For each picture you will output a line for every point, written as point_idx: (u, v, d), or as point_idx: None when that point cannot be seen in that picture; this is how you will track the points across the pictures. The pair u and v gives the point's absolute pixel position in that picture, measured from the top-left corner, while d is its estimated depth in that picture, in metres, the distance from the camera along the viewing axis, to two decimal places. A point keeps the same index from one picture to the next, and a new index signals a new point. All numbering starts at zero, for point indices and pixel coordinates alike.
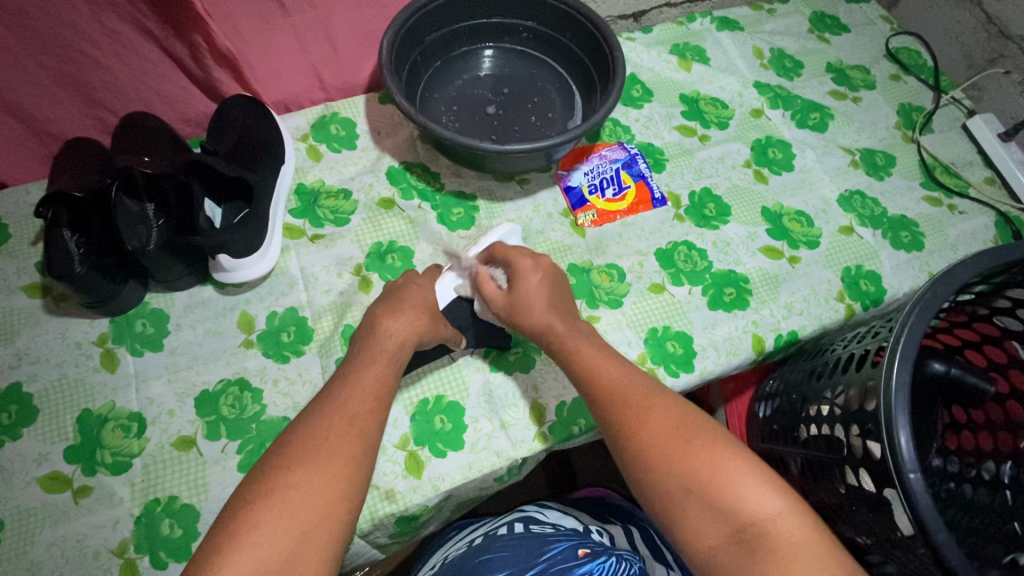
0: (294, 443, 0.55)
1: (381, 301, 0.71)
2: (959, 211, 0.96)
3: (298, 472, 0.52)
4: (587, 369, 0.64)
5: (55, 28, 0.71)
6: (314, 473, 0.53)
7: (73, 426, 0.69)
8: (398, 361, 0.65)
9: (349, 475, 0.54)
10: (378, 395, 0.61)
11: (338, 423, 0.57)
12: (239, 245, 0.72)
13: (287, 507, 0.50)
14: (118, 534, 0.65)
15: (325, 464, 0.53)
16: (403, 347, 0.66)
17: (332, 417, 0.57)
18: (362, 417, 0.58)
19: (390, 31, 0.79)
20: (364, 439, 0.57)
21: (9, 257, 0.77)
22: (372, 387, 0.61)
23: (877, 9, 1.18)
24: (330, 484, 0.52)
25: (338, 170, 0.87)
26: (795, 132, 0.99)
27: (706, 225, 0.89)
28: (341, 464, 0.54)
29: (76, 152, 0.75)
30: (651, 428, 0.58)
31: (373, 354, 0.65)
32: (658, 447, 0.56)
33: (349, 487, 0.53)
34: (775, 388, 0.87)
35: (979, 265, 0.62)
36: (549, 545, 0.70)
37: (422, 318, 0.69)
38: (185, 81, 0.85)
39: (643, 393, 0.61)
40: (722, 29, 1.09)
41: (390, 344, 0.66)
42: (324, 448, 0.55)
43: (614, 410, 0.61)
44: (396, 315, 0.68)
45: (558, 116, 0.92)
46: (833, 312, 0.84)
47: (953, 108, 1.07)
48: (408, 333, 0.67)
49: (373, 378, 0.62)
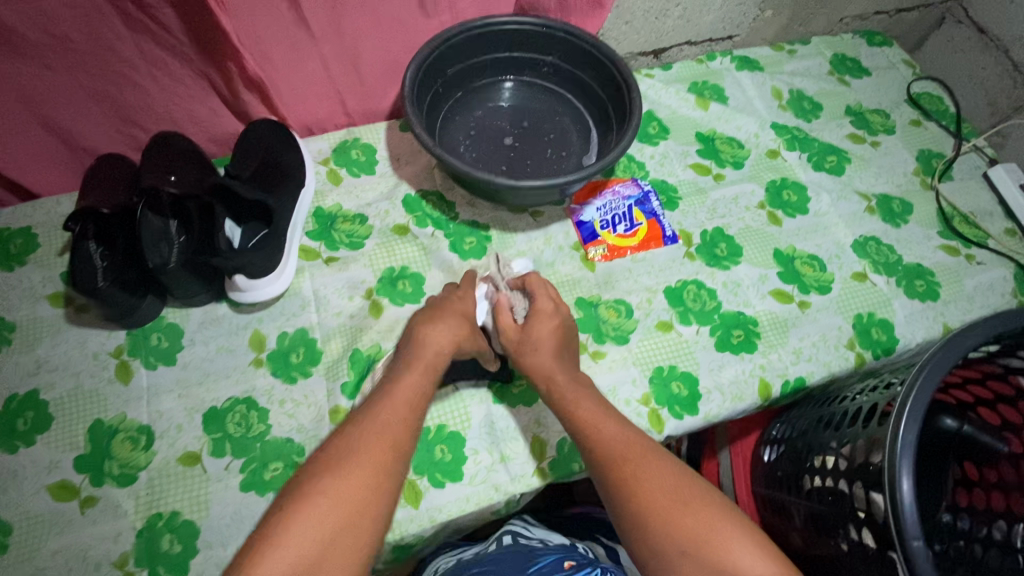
0: (335, 446, 0.60)
1: (424, 311, 0.75)
2: (977, 262, 0.94)
3: (334, 473, 0.57)
4: (591, 426, 0.66)
5: (96, 50, 0.74)
6: (350, 475, 0.57)
7: (84, 436, 0.71)
8: (436, 368, 0.69)
9: (380, 478, 0.58)
10: (412, 406, 0.65)
11: (372, 430, 0.61)
12: (257, 265, 0.74)
13: (324, 504, 0.55)
14: (121, 546, 0.66)
15: (358, 467, 0.58)
16: (441, 355, 0.70)
17: (369, 423, 0.62)
18: (394, 427, 0.62)
19: (414, 64, 0.81)
20: (396, 447, 0.61)
21: (35, 267, 0.80)
22: (409, 394, 0.65)
23: (900, 53, 1.18)
24: (361, 486, 0.57)
25: (356, 195, 0.89)
26: (811, 175, 0.99)
27: (717, 265, 0.89)
28: (373, 469, 0.58)
29: (108, 167, 0.78)
30: (650, 489, 0.60)
31: (414, 362, 0.69)
32: (656, 508, 0.58)
33: (379, 489, 0.58)
34: (782, 433, 0.86)
35: (991, 328, 0.62)
36: (536, 558, 0.71)
37: (462, 326, 0.72)
38: (215, 103, 0.88)
39: (640, 453, 0.63)
40: (742, 69, 1.10)
41: (429, 353, 0.69)
42: (357, 453, 0.59)
43: (612, 469, 0.62)
44: (436, 323, 0.72)
45: (574, 150, 0.94)
46: (842, 360, 0.83)
47: (975, 156, 1.06)
48: (448, 340, 0.71)
49: (408, 388, 0.66)
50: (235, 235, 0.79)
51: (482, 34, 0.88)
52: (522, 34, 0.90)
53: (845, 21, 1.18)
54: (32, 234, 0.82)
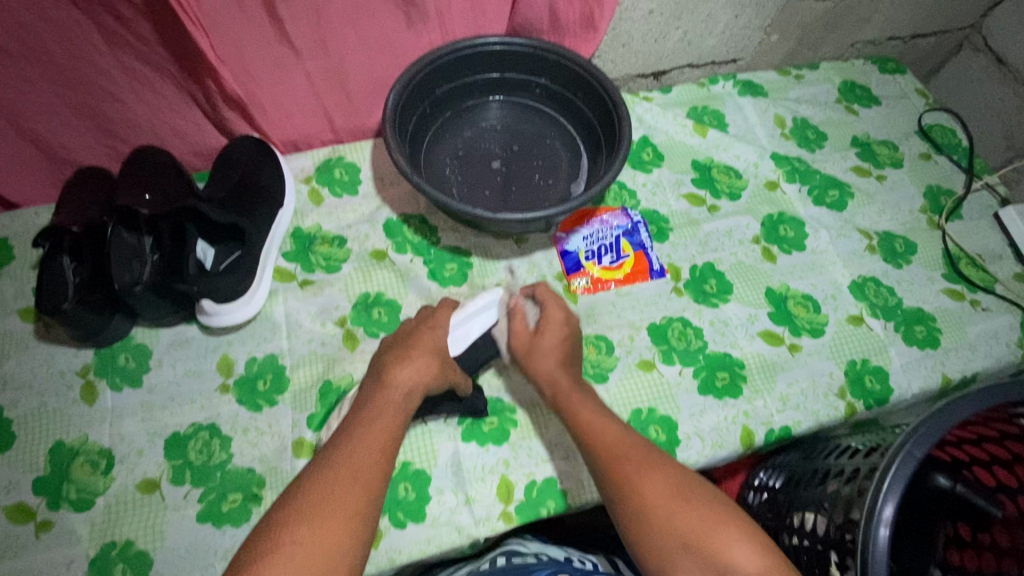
0: (298, 498, 0.55)
1: (394, 347, 0.70)
2: (982, 307, 0.90)
3: (303, 528, 0.52)
4: (587, 429, 0.65)
5: (74, 63, 0.72)
6: (319, 526, 0.52)
7: (45, 457, 0.70)
8: (406, 412, 0.64)
9: (353, 529, 0.53)
10: (384, 449, 0.60)
11: (343, 477, 0.56)
12: (224, 290, 0.73)
13: (292, 562, 0.49)
14: (72, 574, 0.65)
15: (329, 517, 0.53)
16: (410, 396, 0.65)
17: (340, 467, 0.57)
18: (367, 471, 0.57)
19: (398, 85, 0.79)
20: (369, 494, 0.56)
21: (9, 280, 0.79)
22: (379, 438, 0.60)
23: (913, 82, 1.13)
24: (334, 538, 0.52)
25: (337, 216, 0.87)
26: (810, 210, 0.95)
27: (705, 302, 0.86)
28: (347, 519, 0.53)
29: (86, 182, 0.78)
30: (647, 488, 0.59)
31: (381, 403, 0.64)
32: (653, 506, 0.58)
33: (353, 541, 0.53)
34: (767, 481, 0.83)
35: (977, 403, 0.59)
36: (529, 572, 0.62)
37: (432, 364, 0.68)
38: (198, 117, 0.86)
39: (637, 454, 0.62)
40: (745, 94, 1.06)
41: (397, 394, 0.65)
42: (328, 503, 0.54)
43: (608, 469, 0.62)
44: (406, 363, 0.67)
45: (563, 176, 0.91)
46: (832, 409, 0.80)
47: (986, 194, 1.01)
48: (416, 382, 0.66)
49: (380, 428, 0.61)
50: (207, 256, 0.78)
51: (472, 54, 0.86)
52: (513, 55, 0.88)
53: (857, 46, 1.13)
54: (8, 245, 0.82)
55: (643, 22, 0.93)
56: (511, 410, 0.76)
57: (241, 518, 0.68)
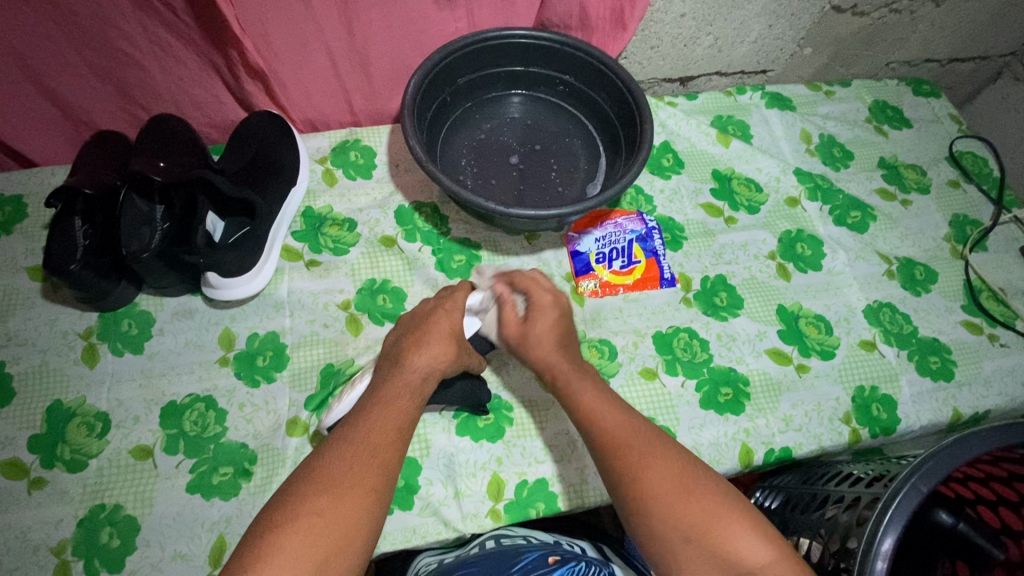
0: (317, 470, 0.54)
1: (407, 334, 0.68)
2: (1001, 343, 0.87)
3: (320, 500, 0.51)
4: (590, 413, 0.63)
5: (100, 26, 0.72)
6: (336, 501, 0.52)
7: (42, 415, 0.70)
8: (422, 396, 0.63)
9: (369, 507, 0.53)
10: (400, 430, 0.59)
11: (360, 454, 0.55)
12: (229, 264, 0.73)
13: (307, 537, 0.49)
14: (60, 534, 0.65)
15: (345, 493, 0.52)
16: (427, 381, 0.64)
17: (357, 445, 0.56)
18: (383, 451, 0.56)
19: (420, 72, 0.78)
20: (384, 473, 0.55)
21: (21, 238, 0.80)
22: (395, 419, 0.59)
23: (947, 106, 1.10)
24: (351, 514, 0.51)
25: (349, 198, 0.87)
26: (830, 229, 0.93)
27: (713, 315, 0.84)
28: (362, 496, 0.53)
29: (103, 145, 0.78)
30: (651, 475, 0.57)
31: (399, 384, 0.63)
32: (659, 493, 0.56)
33: (367, 518, 0.52)
34: (761, 501, 0.81)
35: (991, 441, 0.58)
36: (519, 556, 0.62)
37: (449, 349, 0.66)
38: (218, 89, 0.86)
39: (641, 440, 0.60)
40: (772, 106, 1.04)
41: (414, 378, 0.63)
42: (345, 479, 0.53)
43: (611, 456, 0.59)
44: (421, 349, 0.65)
45: (580, 176, 0.90)
46: (835, 434, 0.78)
47: (1014, 227, 0.98)
48: (431, 365, 0.65)
49: (397, 409, 0.60)
50: (217, 229, 0.79)
51: (497, 46, 0.85)
52: (539, 50, 0.86)
53: (891, 66, 1.11)
54: (24, 203, 0.83)
55: (674, 25, 0.91)
56: (507, 408, 0.76)
57: (231, 491, 0.68)
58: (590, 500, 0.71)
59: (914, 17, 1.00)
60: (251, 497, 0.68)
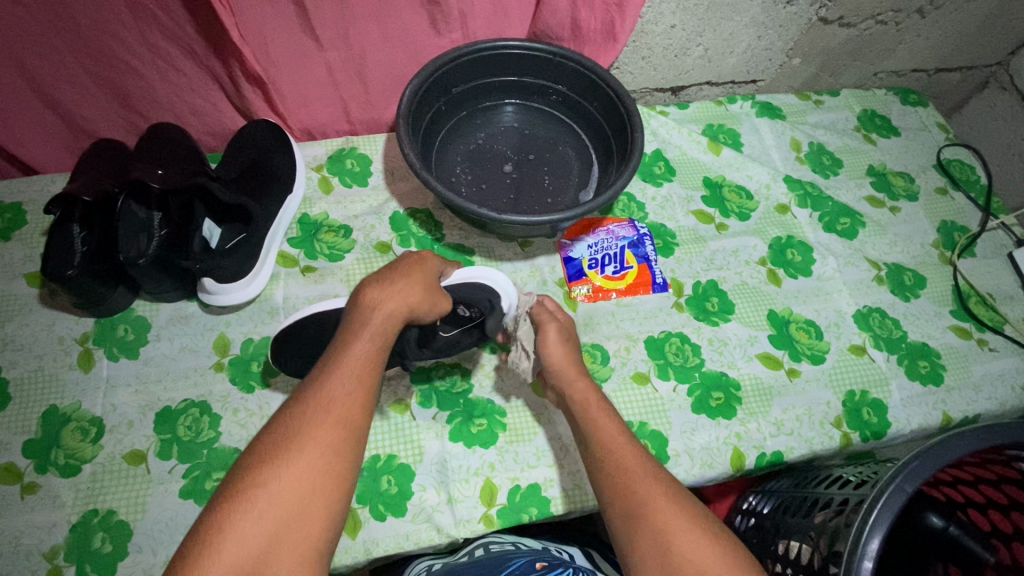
0: (277, 430, 0.53)
1: (377, 275, 0.66)
2: (990, 348, 0.88)
3: (280, 461, 0.51)
4: (609, 452, 0.63)
5: (100, 36, 0.73)
6: (296, 461, 0.51)
7: (37, 420, 0.71)
8: (387, 335, 0.61)
9: (327, 465, 0.52)
10: (359, 385, 0.57)
11: (319, 407, 0.54)
12: (225, 270, 0.74)
13: (270, 502, 0.49)
14: (52, 538, 0.65)
15: (303, 452, 0.52)
16: (393, 321, 0.62)
17: (312, 402, 0.54)
18: (341, 411, 0.54)
19: (415, 81, 0.79)
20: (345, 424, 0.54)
21: (20, 244, 0.81)
22: (355, 366, 0.57)
23: (935, 115, 1.12)
24: (309, 473, 0.51)
25: (345, 205, 0.88)
26: (820, 236, 0.94)
27: (705, 320, 0.85)
28: (324, 451, 0.52)
29: (102, 154, 0.79)
30: (665, 516, 0.56)
31: (362, 330, 0.60)
32: (671, 534, 0.54)
33: (328, 477, 0.51)
34: (755, 506, 0.81)
35: (972, 443, 0.58)
36: (507, 562, 0.63)
37: (417, 291, 0.64)
38: (217, 98, 0.87)
39: (657, 480, 0.59)
40: (762, 115, 1.05)
41: (378, 319, 0.61)
42: (304, 438, 0.52)
43: (628, 494, 0.58)
44: (387, 290, 0.63)
45: (572, 184, 0.91)
46: (826, 438, 0.78)
47: (1001, 234, 1.00)
48: (400, 306, 0.62)
49: (357, 356, 0.58)
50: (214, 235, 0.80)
51: (491, 56, 0.86)
52: (533, 60, 0.88)
53: (879, 76, 1.13)
54: (23, 210, 0.84)
55: (664, 36, 0.93)
56: (501, 413, 0.76)
57: None
58: (582, 504, 0.71)
59: (900, 27, 1.02)
60: None
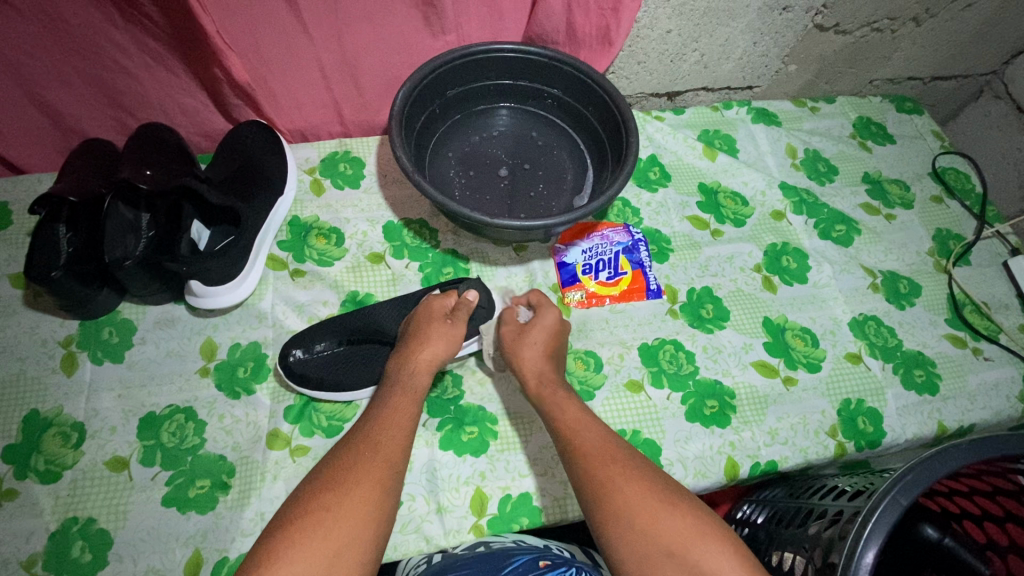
0: (323, 471, 0.55)
1: (408, 332, 0.70)
2: (984, 356, 0.88)
3: (329, 494, 0.52)
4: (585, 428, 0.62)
5: (89, 34, 0.72)
6: (343, 494, 0.52)
7: (18, 425, 0.69)
8: (417, 391, 0.64)
9: (378, 498, 0.53)
10: (400, 428, 0.59)
11: (363, 449, 0.57)
12: (214, 273, 0.73)
13: (318, 530, 0.49)
14: (30, 547, 0.63)
15: (354, 488, 0.53)
16: (415, 373, 0.65)
17: (358, 446, 0.57)
18: (384, 453, 0.57)
19: (409, 83, 0.78)
20: (389, 464, 0.56)
21: (5, 245, 0.81)
22: (397, 415, 0.61)
23: (930, 123, 1.11)
24: (361, 507, 0.52)
25: (336, 208, 0.87)
26: (815, 242, 0.94)
27: (699, 326, 0.84)
28: (370, 487, 0.53)
29: (87, 154, 0.78)
30: (628, 495, 0.56)
31: (400, 385, 0.64)
32: (639, 512, 0.54)
33: (378, 511, 0.52)
34: (750, 515, 0.80)
35: (968, 455, 0.58)
36: (509, 558, 0.61)
37: (447, 346, 0.68)
38: (207, 99, 0.86)
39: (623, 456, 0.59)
40: (758, 121, 1.05)
41: (415, 372, 0.65)
42: (348, 475, 0.54)
43: (589, 484, 0.59)
44: (422, 345, 0.67)
45: (567, 189, 0.90)
46: (821, 448, 0.78)
47: (996, 242, 0.99)
48: (425, 360, 0.66)
49: (401, 408, 0.62)
50: (202, 237, 0.79)
51: (486, 59, 0.85)
52: (528, 65, 0.87)
53: (875, 83, 1.13)
54: (8, 211, 0.83)
55: (660, 41, 0.92)
56: (492, 420, 0.75)
57: (208, 505, 0.66)
58: (574, 513, 0.70)
59: (895, 35, 1.02)
60: (228, 511, 0.66)
